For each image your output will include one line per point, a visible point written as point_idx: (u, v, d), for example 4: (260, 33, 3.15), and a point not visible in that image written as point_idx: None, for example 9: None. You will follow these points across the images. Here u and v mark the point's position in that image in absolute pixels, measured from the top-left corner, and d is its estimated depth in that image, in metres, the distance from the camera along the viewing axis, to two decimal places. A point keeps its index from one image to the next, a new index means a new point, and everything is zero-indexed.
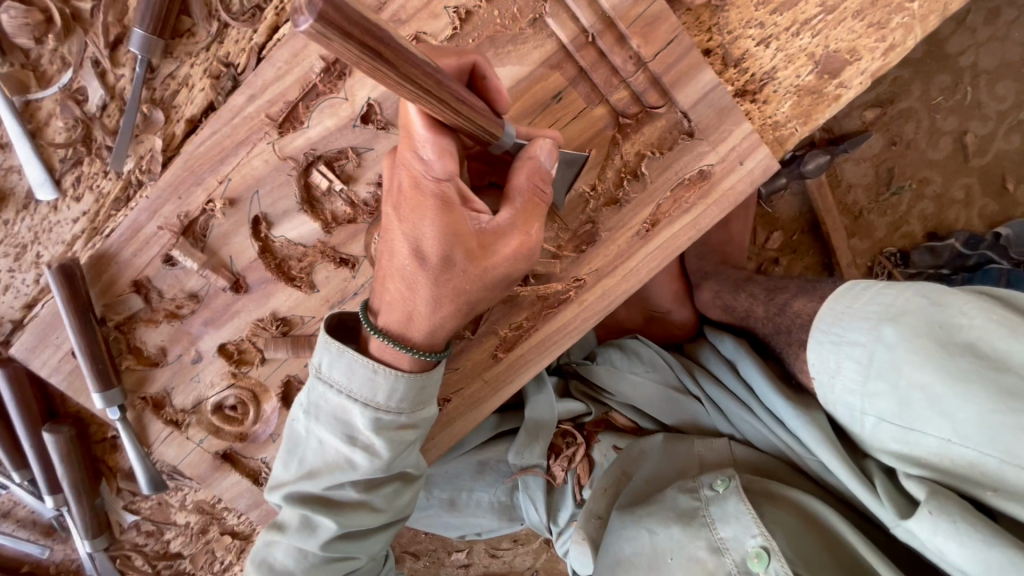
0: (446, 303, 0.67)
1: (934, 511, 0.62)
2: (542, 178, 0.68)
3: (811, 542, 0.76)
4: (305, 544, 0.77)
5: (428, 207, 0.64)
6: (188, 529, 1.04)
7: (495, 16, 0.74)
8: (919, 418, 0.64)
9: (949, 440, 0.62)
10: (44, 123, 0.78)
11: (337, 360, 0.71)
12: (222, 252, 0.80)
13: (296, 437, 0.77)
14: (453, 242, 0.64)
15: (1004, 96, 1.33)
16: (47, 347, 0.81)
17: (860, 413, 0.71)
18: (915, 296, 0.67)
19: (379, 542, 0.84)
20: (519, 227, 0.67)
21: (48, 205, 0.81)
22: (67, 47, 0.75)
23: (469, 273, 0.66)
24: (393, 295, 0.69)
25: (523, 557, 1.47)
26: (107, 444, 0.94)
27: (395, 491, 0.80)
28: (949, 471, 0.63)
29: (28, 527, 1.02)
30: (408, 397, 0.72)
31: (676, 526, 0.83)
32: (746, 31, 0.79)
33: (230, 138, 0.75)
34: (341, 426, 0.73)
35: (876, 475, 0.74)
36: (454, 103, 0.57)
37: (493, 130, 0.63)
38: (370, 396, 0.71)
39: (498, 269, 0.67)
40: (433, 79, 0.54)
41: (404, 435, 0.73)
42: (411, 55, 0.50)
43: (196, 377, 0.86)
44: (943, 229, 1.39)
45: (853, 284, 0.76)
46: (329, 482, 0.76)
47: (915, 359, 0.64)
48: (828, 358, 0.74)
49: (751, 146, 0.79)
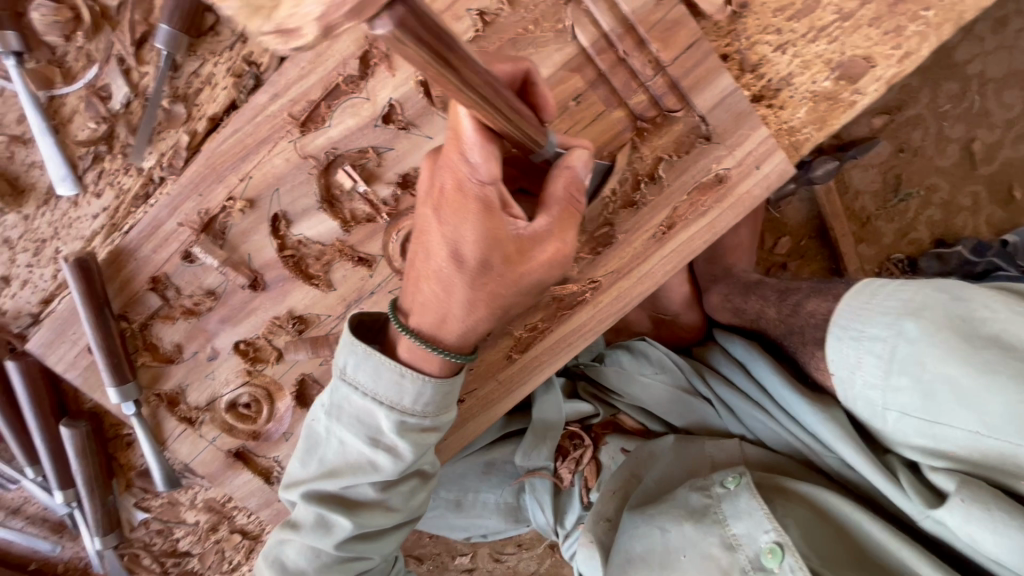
0: (480, 305, 0.68)
1: (965, 499, 0.63)
2: (579, 189, 0.69)
3: (824, 539, 0.77)
4: (319, 543, 0.77)
5: (470, 210, 0.63)
6: (197, 528, 1.03)
7: (517, 19, 0.75)
8: (944, 411, 0.66)
9: (977, 432, 0.64)
10: (68, 119, 0.78)
11: (362, 361, 0.72)
12: (241, 249, 0.80)
13: (316, 437, 0.77)
14: (491, 247, 0.64)
15: (1011, 104, 1.34)
16: (64, 342, 0.81)
17: (883, 408, 0.73)
18: (937, 292, 0.71)
19: (393, 542, 0.83)
20: (555, 235, 0.68)
21: (69, 200, 0.82)
22: (94, 45, 0.76)
23: (505, 278, 0.66)
24: (427, 297, 0.70)
25: (528, 562, 1.46)
26: (122, 440, 0.93)
27: (411, 489, 0.80)
28: (977, 462, 0.65)
29: (38, 523, 1.01)
30: (434, 401, 0.73)
31: (688, 523, 0.82)
32: (763, 36, 0.80)
33: (252, 137, 0.76)
34: (364, 427, 0.74)
35: (899, 470, 0.75)
36: (507, 114, 0.57)
37: (538, 139, 0.64)
38: (396, 400, 0.72)
39: (533, 275, 0.68)
40: (489, 87, 0.54)
41: (426, 437, 0.75)
42: (473, 62, 0.50)
43: (210, 374, 0.86)
44: (950, 236, 1.40)
45: (868, 282, 0.79)
46: (351, 482, 0.76)
47: (938, 352, 0.67)
48: (849, 354, 0.77)
49: (768, 150, 0.80)
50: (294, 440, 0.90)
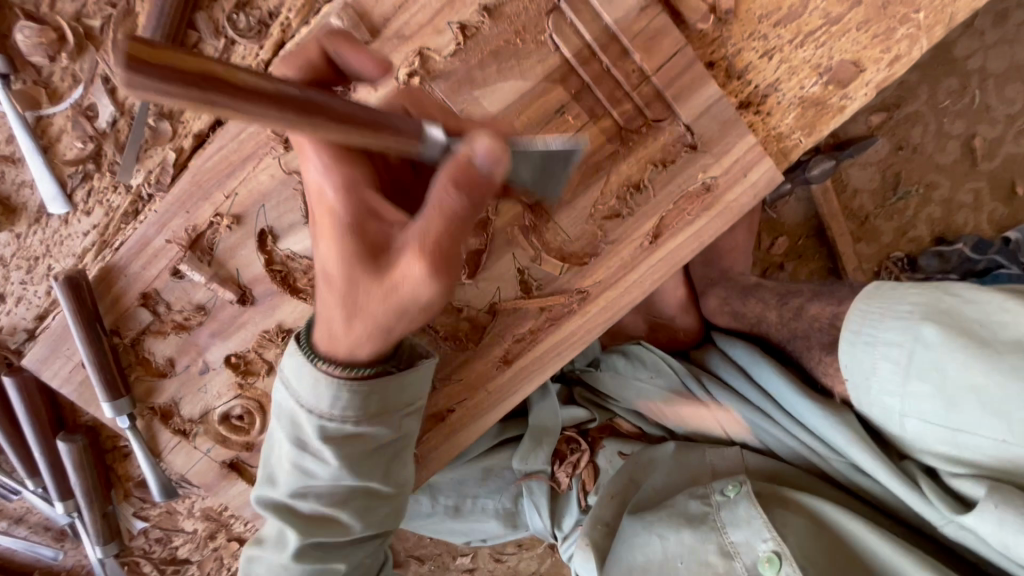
0: (358, 321, 0.63)
1: (999, 505, 0.59)
2: (463, 181, 0.54)
3: (823, 546, 0.76)
4: (280, 556, 0.78)
5: (332, 226, 0.61)
6: (196, 535, 1.05)
7: (499, 31, 0.74)
8: (964, 417, 0.62)
9: (1002, 440, 0.60)
10: (55, 139, 0.79)
11: (291, 365, 0.70)
12: (229, 265, 0.81)
13: (271, 442, 0.77)
14: (349, 262, 0.60)
15: (1013, 99, 1.32)
16: (59, 358, 0.82)
17: (900, 416, 0.69)
18: (947, 295, 0.67)
19: (365, 550, 0.83)
20: (414, 239, 0.57)
21: (59, 219, 0.83)
22: (78, 65, 0.76)
23: (373, 294, 0.60)
24: (319, 314, 0.67)
25: (528, 561, 1.47)
26: (119, 452, 0.94)
27: (358, 503, 0.78)
28: (1007, 470, 0.61)
29: (41, 532, 1.03)
30: (353, 407, 0.69)
31: (687, 530, 0.82)
32: (749, 43, 0.79)
33: (237, 154, 0.76)
34: (292, 432, 0.72)
35: (921, 478, 0.71)
36: (344, 124, 0.50)
37: (403, 140, 0.55)
38: (314, 404, 0.69)
39: (400, 294, 0.59)
40: (308, 105, 0.47)
41: (353, 443, 0.72)
42: (257, 83, 0.44)
43: (203, 387, 0.87)
44: (951, 233, 1.38)
45: (880, 284, 0.76)
46: (291, 486, 0.75)
47: (960, 358, 0.62)
48: (862, 359, 0.73)
49: (755, 158, 0.79)
50: None
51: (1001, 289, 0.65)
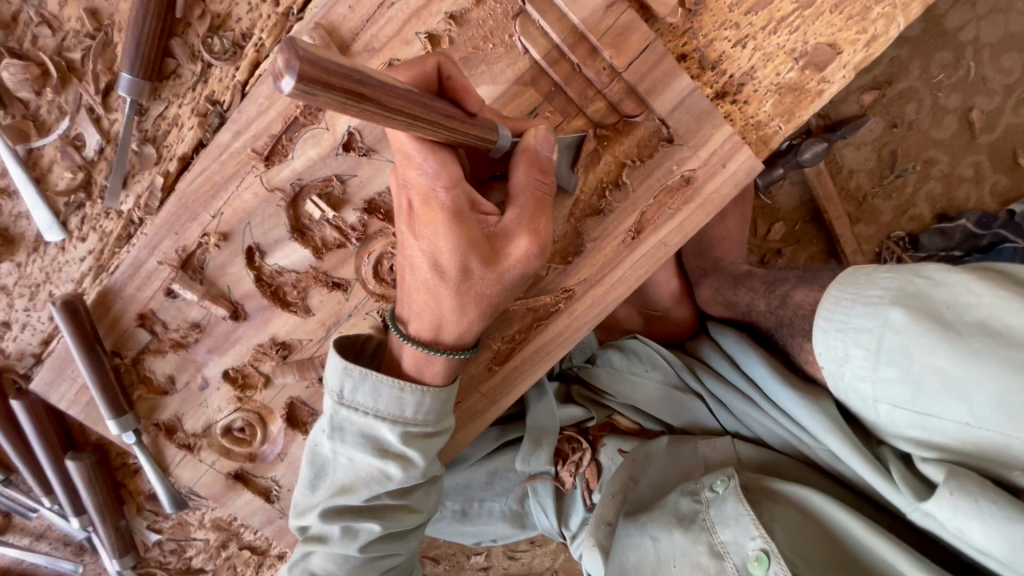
0: (471, 308, 0.72)
1: (953, 491, 0.60)
2: (541, 167, 0.70)
3: (810, 539, 0.75)
4: (348, 548, 0.80)
5: (439, 220, 0.67)
6: (207, 545, 1.08)
7: (467, 38, 0.76)
8: (932, 401, 0.62)
9: (966, 423, 0.60)
10: (47, 170, 0.82)
11: (360, 384, 0.75)
12: (220, 282, 0.83)
13: (323, 458, 0.79)
14: (467, 252, 0.68)
15: (1010, 68, 1.29)
16: (65, 380, 0.85)
17: (873, 400, 0.68)
18: (917, 278, 0.66)
19: (416, 539, 0.88)
20: (526, 225, 0.69)
21: (56, 246, 0.86)
22: (63, 98, 0.80)
23: (487, 278, 0.70)
24: (420, 305, 0.74)
25: (542, 557, 1.48)
26: (128, 468, 0.97)
27: (426, 492, 0.84)
28: (970, 453, 0.61)
29: (61, 547, 1.07)
30: (435, 409, 0.77)
31: (678, 530, 0.82)
32: (721, 32, 0.79)
33: (220, 174, 0.78)
34: (369, 443, 0.77)
35: (892, 462, 0.71)
36: (446, 121, 0.57)
37: (487, 138, 0.64)
38: (398, 412, 0.76)
39: (513, 270, 0.70)
40: (419, 104, 0.54)
41: (434, 442, 0.78)
42: (380, 83, 0.49)
43: (204, 403, 0.89)
44: (953, 209, 1.35)
45: (856, 269, 0.74)
46: (366, 494, 0.79)
47: (926, 342, 0.61)
48: (836, 346, 0.71)
49: (733, 148, 0.79)
50: (289, 460, 0.93)
51: (975, 269, 0.63)
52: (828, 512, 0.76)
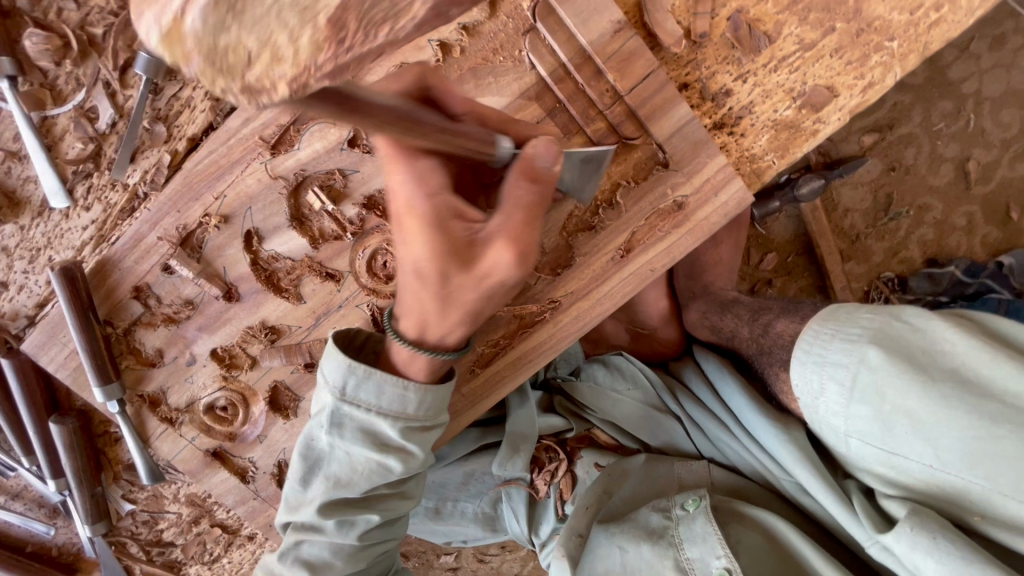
0: (452, 311, 0.73)
1: (914, 528, 0.61)
2: (535, 176, 0.66)
3: (769, 563, 0.77)
4: (342, 538, 0.82)
5: (417, 225, 0.69)
6: (180, 519, 1.09)
7: (478, 49, 0.78)
8: (900, 441, 0.63)
9: (931, 466, 0.62)
10: (59, 139, 0.84)
11: (364, 382, 0.77)
12: (216, 263, 0.85)
13: (320, 449, 0.80)
14: (443, 257, 0.68)
15: (1008, 123, 1.32)
16: (55, 344, 0.87)
17: (843, 434, 0.69)
18: (897, 321, 0.68)
19: (404, 525, 0.91)
20: (508, 233, 0.67)
21: (61, 212, 0.88)
22: (82, 70, 0.82)
23: (466, 284, 0.70)
24: (408, 306, 0.75)
25: (511, 563, 1.49)
26: (110, 436, 0.99)
27: (419, 479, 0.87)
28: (933, 493, 0.63)
29: (35, 509, 1.08)
30: (433, 406, 0.79)
31: (645, 543, 0.83)
32: (723, 67, 0.81)
33: (227, 158, 0.81)
34: (368, 438, 0.78)
35: (854, 495, 0.73)
36: (442, 134, 0.57)
37: (487, 151, 0.64)
38: (399, 410, 0.77)
39: (492, 276, 0.69)
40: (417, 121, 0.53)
41: (431, 436, 0.81)
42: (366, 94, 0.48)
43: (189, 378, 0.91)
44: (942, 256, 1.37)
45: (838, 306, 0.75)
46: (365, 486, 0.80)
47: (899, 383, 0.63)
48: (811, 378, 0.72)
49: (725, 178, 0.81)
50: (267, 442, 0.94)
51: (948, 317, 0.66)
52: (790, 539, 0.78)
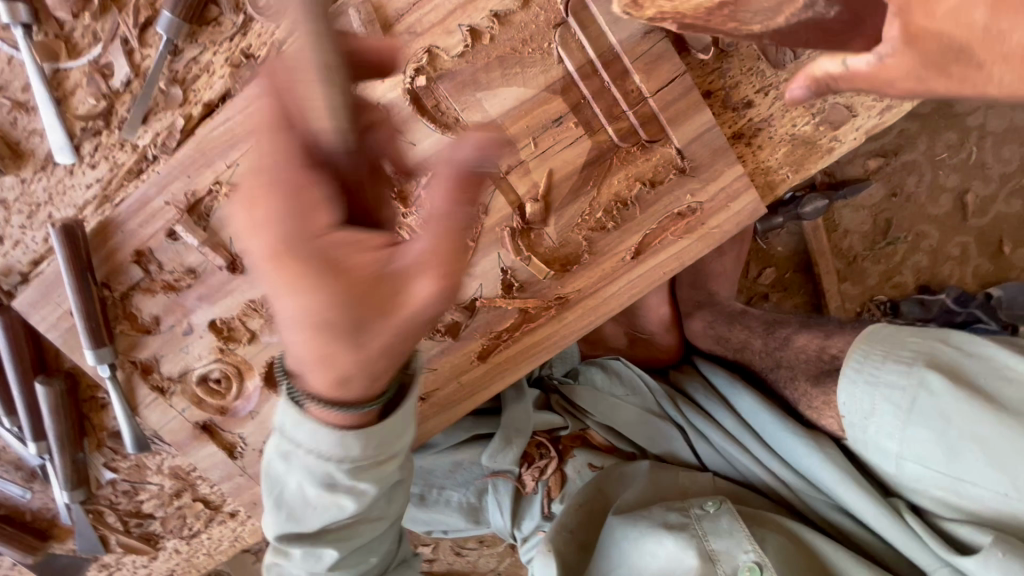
0: (340, 361, 0.59)
1: (1004, 553, 0.65)
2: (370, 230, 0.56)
3: (798, 564, 0.78)
4: (313, 568, 0.75)
5: (313, 272, 0.55)
6: (161, 492, 1.07)
7: (507, 38, 0.78)
8: (969, 467, 0.69)
9: (1005, 494, 0.67)
10: (69, 93, 0.82)
11: (296, 423, 0.65)
12: (223, 233, 0.84)
13: (272, 481, 0.71)
14: (345, 306, 0.55)
15: (1009, 159, 1.34)
16: (49, 303, 0.85)
17: (898, 457, 0.76)
18: (947, 346, 0.77)
19: (386, 544, 0.83)
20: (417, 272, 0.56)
21: (64, 169, 0.86)
22: (100, 24, 0.80)
23: (391, 330, 0.57)
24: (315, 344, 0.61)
25: (488, 558, 1.49)
26: (96, 402, 0.97)
27: (388, 502, 0.77)
28: (1006, 521, 0.69)
29: (12, 471, 1.05)
30: (379, 443, 0.67)
31: (669, 538, 0.81)
32: (747, 78, 0.82)
33: (243, 126, 0.79)
34: (316, 476, 0.68)
35: (906, 513, 0.77)
36: None
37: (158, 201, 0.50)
38: (340, 452, 0.65)
39: (406, 322, 0.57)
40: None
41: (386, 469, 0.70)
42: None
43: (185, 348, 0.89)
44: (935, 284, 1.41)
45: (878, 327, 0.84)
46: (326, 518, 0.72)
47: (963, 408, 0.70)
48: (861, 400, 0.79)
49: (740, 188, 0.82)
50: (259, 419, 0.93)
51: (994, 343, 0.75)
52: (819, 548, 0.80)
